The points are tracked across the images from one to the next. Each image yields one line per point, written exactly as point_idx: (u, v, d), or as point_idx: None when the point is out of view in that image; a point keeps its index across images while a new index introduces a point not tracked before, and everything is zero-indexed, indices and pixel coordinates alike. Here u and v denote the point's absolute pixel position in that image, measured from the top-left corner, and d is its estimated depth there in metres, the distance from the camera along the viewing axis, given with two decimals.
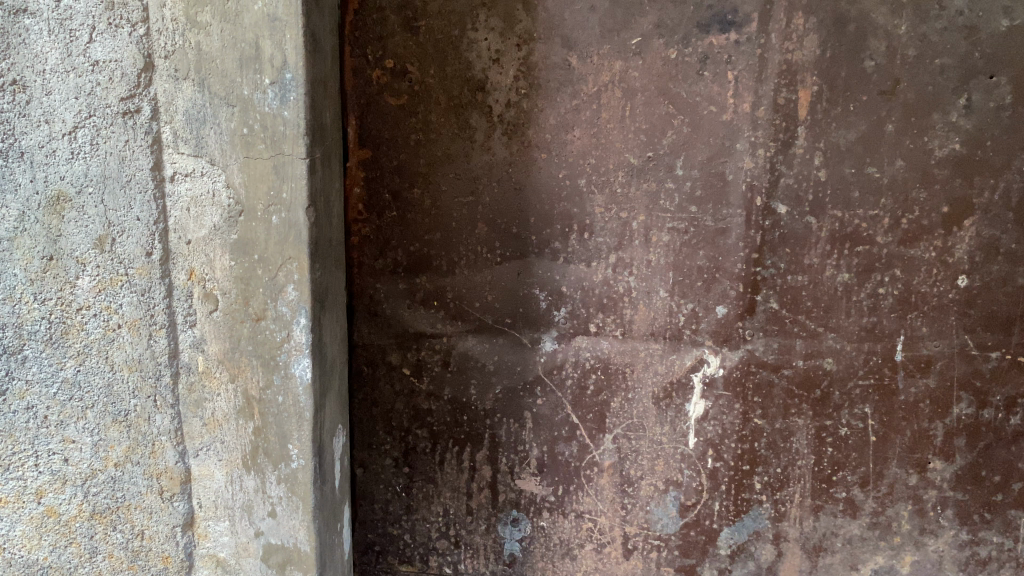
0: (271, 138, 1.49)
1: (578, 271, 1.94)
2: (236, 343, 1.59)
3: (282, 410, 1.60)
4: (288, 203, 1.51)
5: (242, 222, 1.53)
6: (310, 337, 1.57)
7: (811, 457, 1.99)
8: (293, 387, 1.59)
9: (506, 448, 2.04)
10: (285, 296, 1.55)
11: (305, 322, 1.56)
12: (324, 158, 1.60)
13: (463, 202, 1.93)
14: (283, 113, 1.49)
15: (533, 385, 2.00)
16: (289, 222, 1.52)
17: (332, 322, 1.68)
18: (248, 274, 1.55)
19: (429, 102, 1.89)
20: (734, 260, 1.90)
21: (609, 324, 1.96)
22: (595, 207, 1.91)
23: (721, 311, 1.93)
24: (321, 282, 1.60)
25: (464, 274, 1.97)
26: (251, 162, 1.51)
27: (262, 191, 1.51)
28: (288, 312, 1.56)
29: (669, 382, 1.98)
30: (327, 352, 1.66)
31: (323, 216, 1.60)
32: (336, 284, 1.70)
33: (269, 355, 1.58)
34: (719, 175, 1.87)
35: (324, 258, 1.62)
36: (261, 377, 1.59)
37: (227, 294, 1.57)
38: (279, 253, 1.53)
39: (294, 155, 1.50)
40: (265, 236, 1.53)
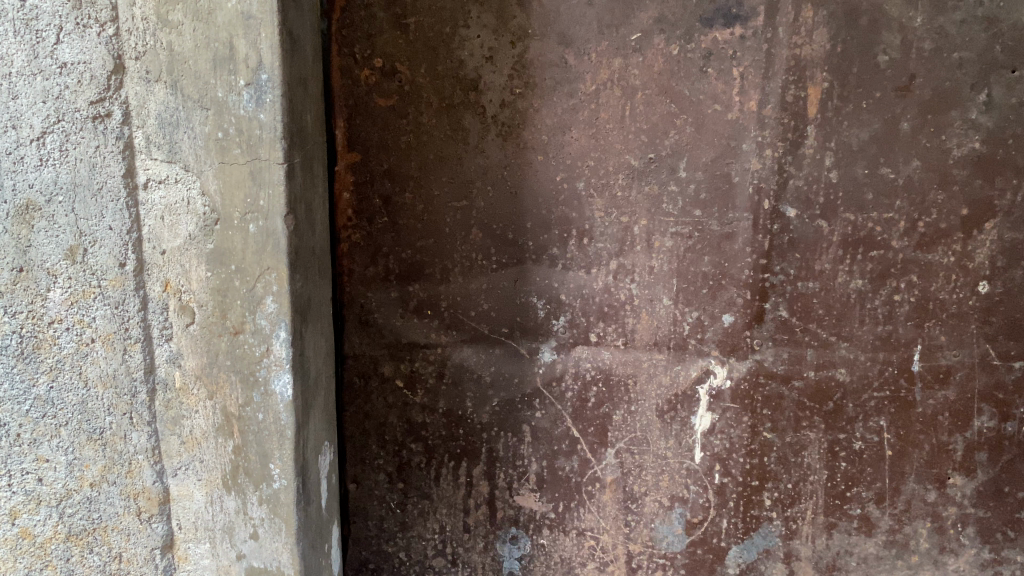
0: (247, 142, 1.41)
1: (578, 278, 1.85)
2: (213, 358, 1.52)
3: (264, 427, 1.51)
4: (266, 210, 1.43)
5: (218, 231, 1.46)
6: (292, 352, 1.48)
7: (823, 471, 1.90)
8: (274, 404, 1.50)
9: (504, 463, 1.96)
10: (264, 309, 1.46)
11: (286, 336, 1.47)
12: (305, 162, 1.51)
13: (456, 207, 1.85)
14: (259, 116, 1.40)
15: (531, 398, 1.92)
16: (266, 230, 1.44)
17: (317, 335, 1.60)
18: (226, 285, 1.48)
19: (421, 103, 1.81)
20: (741, 266, 1.81)
21: (611, 334, 1.87)
22: (595, 211, 1.82)
23: (727, 319, 1.84)
24: (303, 293, 1.51)
25: (458, 282, 1.89)
26: (227, 168, 1.43)
27: (238, 197, 1.43)
28: (268, 326, 1.47)
29: (674, 394, 1.89)
30: (312, 369, 1.58)
31: (304, 223, 1.51)
32: (321, 296, 1.62)
33: (249, 370, 1.50)
34: (725, 177, 1.77)
35: (306, 268, 1.53)
36: (240, 394, 1.52)
37: (204, 307, 1.50)
38: (256, 263, 1.45)
39: (272, 160, 1.41)
40: (242, 246, 1.45)
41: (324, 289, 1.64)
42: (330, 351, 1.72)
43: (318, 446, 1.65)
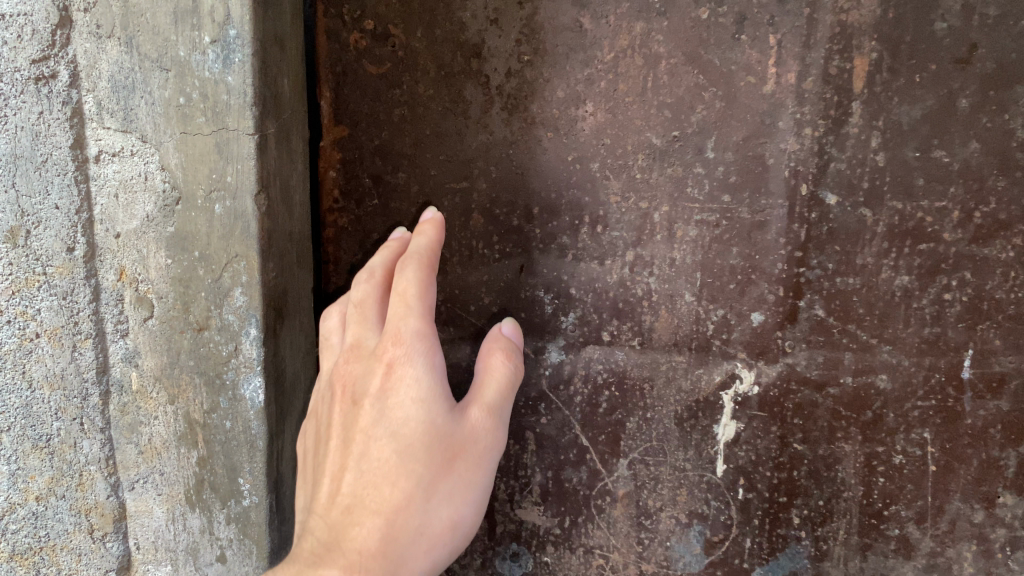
0: (213, 109, 1.20)
1: (590, 270, 1.66)
2: (175, 358, 1.33)
3: (232, 437, 1.32)
4: (234, 189, 1.22)
5: (180, 213, 1.26)
6: (264, 353, 1.28)
7: (858, 488, 1.71)
8: (243, 411, 1.30)
9: (505, 472, 1.79)
10: (232, 302, 1.27)
11: (256, 334, 1.27)
12: (281, 133, 1.30)
13: (454, 189, 1.66)
14: (226, 79, 1.19)
15: (536, 402, 1.74)
16: (234, 211, 1.23)
17: (294, 331, 1.40)
18: (189, 274, 1.28)
19: (416, 71, 1.61)
20: (774, 259, 1.61)
21: (625, 333, 1.68)
22: (610, 195, 1.62)
23: (756, 318, 1.65)
24: (278, 285, 1.31)
25: (456, 273, 1.70)
26: (190, 140, 1.23)
27: (202, 173, 1.23)
28: (236, 322, 1.27)
29: (695, 401, 1.70)
30: (287, 370, 1.37)
31: (279, 203, 1.30)
32: (300, 287, 1.42)
33: (215, 372, 1.31)
34: (758, 159, 1.57)
35: (282, 256, 1.32)
36: (204, 399, 1.33)
37: (164, 299, 1.31)
38: (223, 250, 1.25)
39: (241, 130, 1.20)
40: (207, 229, 1.25)
41: (304, 279, 1.44)
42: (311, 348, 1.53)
43: (295, 456, 1.45)
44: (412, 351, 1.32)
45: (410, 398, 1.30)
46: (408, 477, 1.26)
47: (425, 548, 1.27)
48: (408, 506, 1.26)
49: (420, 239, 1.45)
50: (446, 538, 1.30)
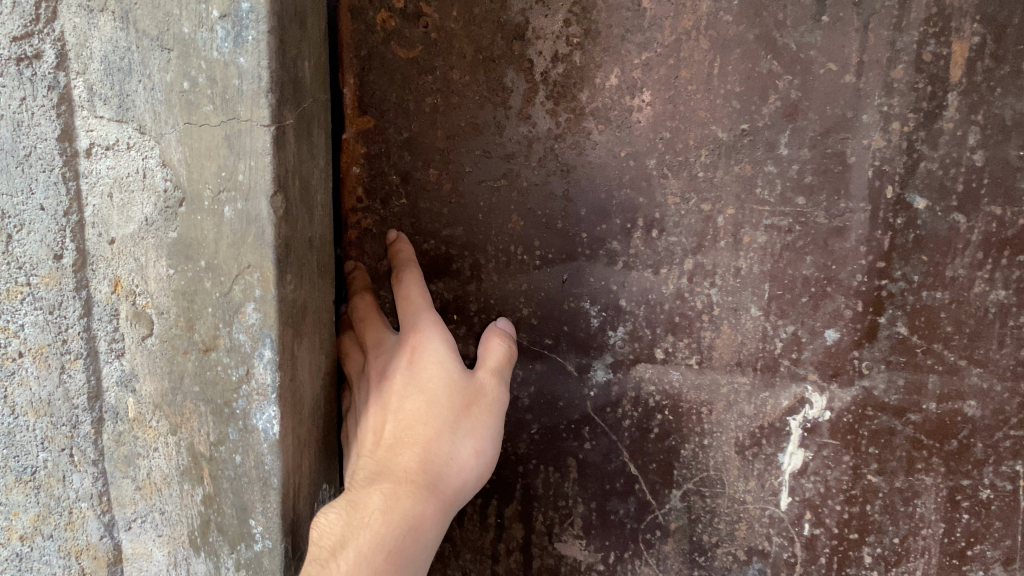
0: (223, 96, 1.03)
1: (643, 279, 1.49)
2: (177, 383, 1.16)
3: (242, 473, 1.15)
4: (246, 188, 1.05)
5: (183, 216, 1.09)
6: (279, 379, 1.10)
7: (939, 525, 1.53)
8: (255, 444, 1.13)
9: (543, 503, 1.61)
10: (243, 320, 1.09)
11: (270, 357, 1.10)
12: (301, 124, 1.12)
13: (492, 187, 1.48)
14: (238, 60, 1.01)
15: (580, 426, 1.56)
16: (247, 214, 1.06)
17: (313, 350, 1.23)
18: (193, 286, 1.11)
19: (451, 55, 1.42)
20: (852, 269, 1.43)
21: (682, 350, 1.51)
22: (668, 196, 1.44)
23: (831, 336, 1.47)
24: (296, 299, 1.14)
25: (492, 282, 1.52)
26: (194, 132, 1.05)
27: (210, 170, 1.06)
28: (248, 342, 1.10)
29: (758, 427, 1.52)
30: (306, 396, 1.20)
31: (299, 206, 1.13)
32: (320, 299, 1.25)
33: (223, 399, 1.14)
34: (838, 156, 1.39)
35: (301, 266, 1.15)
36: (211, 429, 1.16)
37: (165, 315, 1.14)
38: (234, 259, 1.08)
39: (254, 121, 1.03)
40: (215, 235, 1.08)
41: (325, 291, 1.27)
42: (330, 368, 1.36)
43: (314, 491, 1.28)
44: (428, 320, 1.39)
45: (434, 355, 1.37)
46: (439, 413, 1.33)
47: (461, 475, 1.32)
48: (443, 438, 1.32)
49: (402, 250, 1.47)
50: (476, 469, 1.35)
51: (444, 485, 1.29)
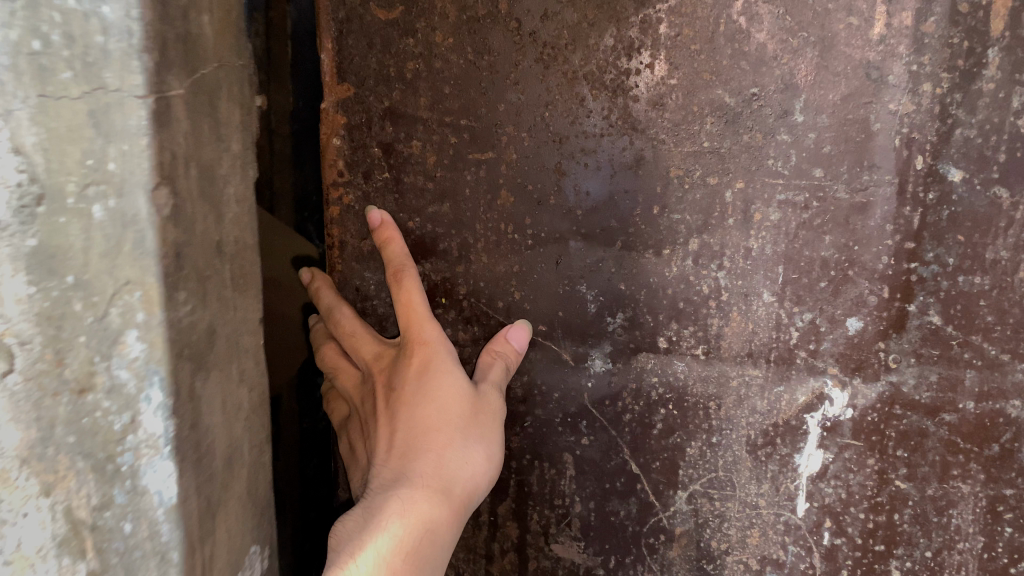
0: (85, 61, 0.82)
1: (644, 261, 1.36)
2: (45, 434, 0.86)
3: (131, 547, 0.93)
4: (120, 181, 0.86)
5: (42, 218, 0.83)
6: (172, 428, 0.92)
7: (979, 539, 1.36)
8: (149, 508, 0.93)
9: (538, 501, 1.49)
10: (126, 353, 0.89)
11: (160, 401, 0.91)
12: (196, 100, 0.96)
13: (478, 160, 1.36)
14: (101, 12, 0.82)
15: (576, 420, 1.44)
16: (124, 216, 0.86)
17: (225, 381, 1.06)
18: (58, 313, 0.85)
19: (433, 15, 1.31)
20: (877, 251, 1.28)
21: (687, 339, 1.37)
22: (670, 168, 1.31)
23: (854, 325, 1.31)
24: (195, 325, 0.96)
25: (482, 264, 1.41)
26: (47, 108, 0.82)
27: (74, 159, 0.83)
28: (131, 382, 0.89)
29: (772, 425, 1.38)
30: (217, 442, 1.03)
31: (196, 203, 0.97)
32: (234, 320, 1.09)
33: (105, 455, 0.90)
34: (860, 123, 1.24)
35: (202, 284, 0.98)
36: (93, 495, 0.90)
37: (25, 349, 0.84)
38: (108, 275, 0.87)
39: (125, 93, 0.84)
40: (83, 245, 0.85)
41: (238, 312, 1.10)
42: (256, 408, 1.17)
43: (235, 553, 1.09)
44: (436, 333, 1.30)
45: (444, 366, 1.29)
46: (453, 422, 1.27)
47: (476, 478, 1.27)
48: (456, 446, 1.26)
49: (392, 239, 1.34)
50: (489, 471, 1.30)
51: (460, 492, 1.24)
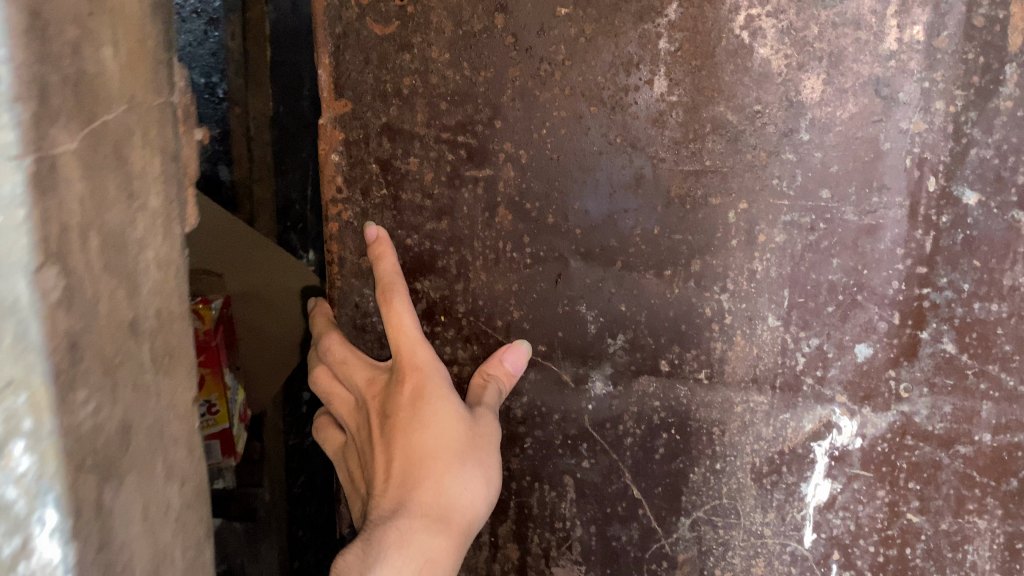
0: None
1: (645, 282, 1.31)
2: None
3: None
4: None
5: None
6: (73, 552, 0.73)
7: None
8: None
9: (538, 523, 1.46)
10: (11, 471, 0.67)
11: (57, 523, 0.71)
12: (99, 147, 0.78)
13: (475, 177, 1.33)
14: None
15: (576, 442, 1.41)
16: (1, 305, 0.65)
17: (142, 478, 0.88)
18: None
19: (429, 30, 1.29)
20: (887, 275, 1.22)
21: (689, 363, 1.33)
22: (671, 188, 1.26)
23: (863, 352, 1.26)
24: (100, 425, 0.78)
25: (480, 282, 1.38)
26: None
27: None
28: (19, 503, 0.68)
29: (778, 452, 1.33)
30: (136, 557, 0.86)
31: (98, 279, 0.78)
32: (150, 405, 0.90)
33: None
34: (869, 142, 1.18)
35: (109, 373, 0.80)
36: None
37: None
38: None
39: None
40: None
41: (161, 397, 0.94)
42: (187, 504, 1.01)
43: None
44: (429, 356, 1.25)
45: (439, 390, 1.24)
46: (449, 448, 1.21)
47: (476, 503, 1.22)
48: (454, 473, 1.21)
49: (384, 257, 1.33)
50: (488, 495, 1.25)
51: (459, 520, 1.19)
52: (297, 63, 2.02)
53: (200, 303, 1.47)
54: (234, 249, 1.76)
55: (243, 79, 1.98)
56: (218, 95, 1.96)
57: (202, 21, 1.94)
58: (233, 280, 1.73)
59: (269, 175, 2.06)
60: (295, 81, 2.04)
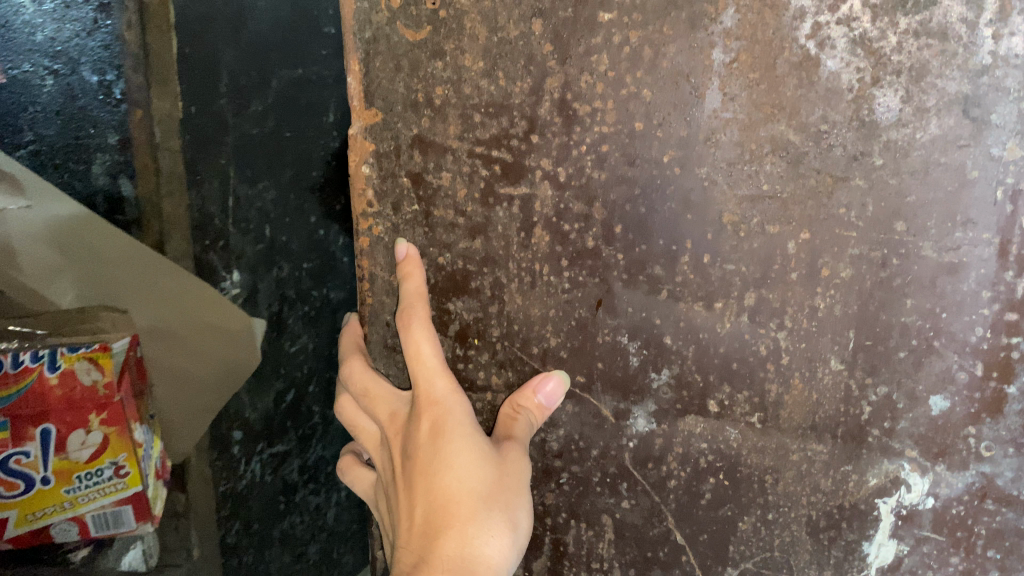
0: None
1: (693, 313, 1.19)
2: None
3: None
4: None
5: None
6: None
7: None
8: None
9: (574, 560, 1.37)
10: None
11: None
12: None
13: (511, 196, 1.23)
14: None
15: (616, 481, 1.30)
16: None
17: None
18: None
19: (462, 37, 1.19)
20: (971, 322, 1.08)
21: (740, 405, 1.20)
22: (723, 213, 1.13)
23: (940, 405, 1.11)
24: None
25: (516, 306, 1.28)
26: None
27: None
28: None
29: (837, 507, 1.20)
30: None
31: None
32: None
33: None
34: (955, 170, 1.04)
35: None
36: None
37: None
38: None
39: None
40: None
41: None
42: None
43: None
44: (446, 390, 1.17)
45: (458, 426, 1.15)
46: (473, 490, 1.11)
47: (504, 553, 1.11)
48: (479, 519, 1.09)
49: (413, 278, 1.26)
50: (516, 542, 1.14)
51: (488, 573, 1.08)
52: (214, 51, 1.64)
53: (96, 349, 1.38)
54: (112, 272, 1.59)
55: (144, 77, 1.59)
56: (116, 96, 1.59)
57: (92, 7, 1.56)
58: (139, 312, 1.63)
59: (181, 188, 1.65)
60: (208, 74, 1.64)
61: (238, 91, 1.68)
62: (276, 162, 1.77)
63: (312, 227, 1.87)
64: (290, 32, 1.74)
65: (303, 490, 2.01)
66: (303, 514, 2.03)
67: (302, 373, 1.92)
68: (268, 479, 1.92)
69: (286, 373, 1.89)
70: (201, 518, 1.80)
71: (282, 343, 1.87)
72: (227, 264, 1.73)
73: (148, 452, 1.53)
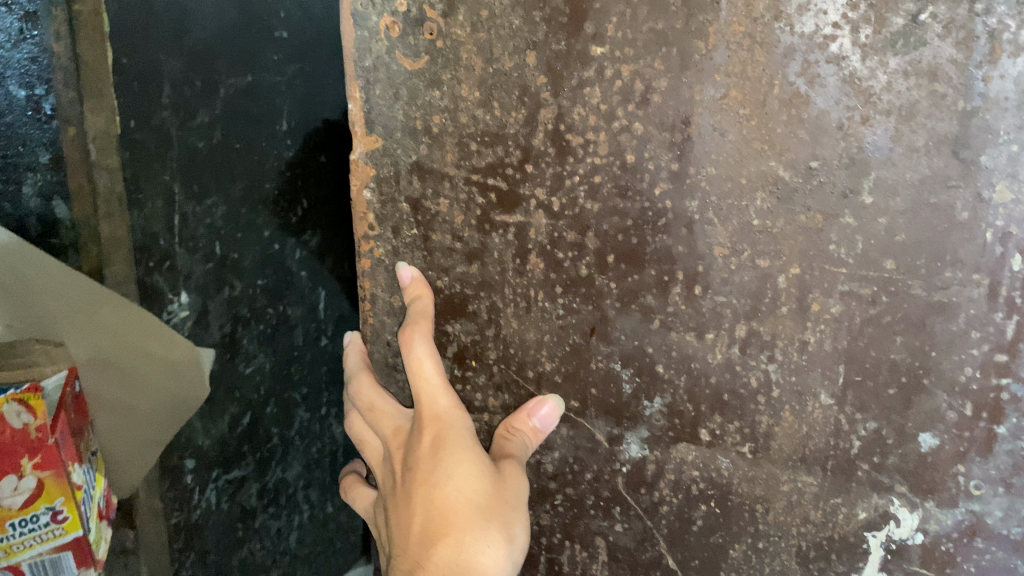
0: None
1: (683, 343, 1.19)
2: None
3: None
4: None
5: None
6: None
7: None
8: None
9: None
10: None
11: None
12: None
13: (506, 223, 1.24)
14: None
15: (609, 504, 1.32)
16: None
17: None
18: None
19: (459, 67, 1.20)
20: (961, 361, 1.07)
21: (731, 435, 1.21)
22: (713, 246, 1.13)
23: (928, 442, 1.11)
24: None
25: (511, 329, 1.30)
26: None
27: None
28: None
29: (826, 539, 1.20)
30: None
31: None
32: None
33: None
34: (944, 210, 1.03)
35: None
36: None
37: None
38: None
39: None
40: None
41: None
42: None
43: None
44: (447, 405, 1.19)
45: (458, 441, 1.16)
46: (470, 500, 1.11)
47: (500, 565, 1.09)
48: (475, 529, 1.09)
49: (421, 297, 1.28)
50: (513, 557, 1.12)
51: None
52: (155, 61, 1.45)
53: (27, 390, 1.19)
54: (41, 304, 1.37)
55: (76, 92, 1.38)
56: (46, 112, 1.37)
57: (16, 17, 1.31)
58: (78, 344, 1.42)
59: (121, 210, 1.45)
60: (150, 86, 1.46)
61: (180, 103, 1.51)
62: (226, 177, 1.64)
63: (265, 241, 1.77)
64: (236, 35, 1.60)
65: (263, 514, 1.91)
66: (262, 541, 1.93)
67: (257, 396, 1.82)
68: (223, 507, 1.78)
69: (241, 397, 1.77)
70: (152, 554, 1.62)
71: (235, 365, 1.74)
72: (173, 286, 1.56)
73: (91, 493, 1.36)
